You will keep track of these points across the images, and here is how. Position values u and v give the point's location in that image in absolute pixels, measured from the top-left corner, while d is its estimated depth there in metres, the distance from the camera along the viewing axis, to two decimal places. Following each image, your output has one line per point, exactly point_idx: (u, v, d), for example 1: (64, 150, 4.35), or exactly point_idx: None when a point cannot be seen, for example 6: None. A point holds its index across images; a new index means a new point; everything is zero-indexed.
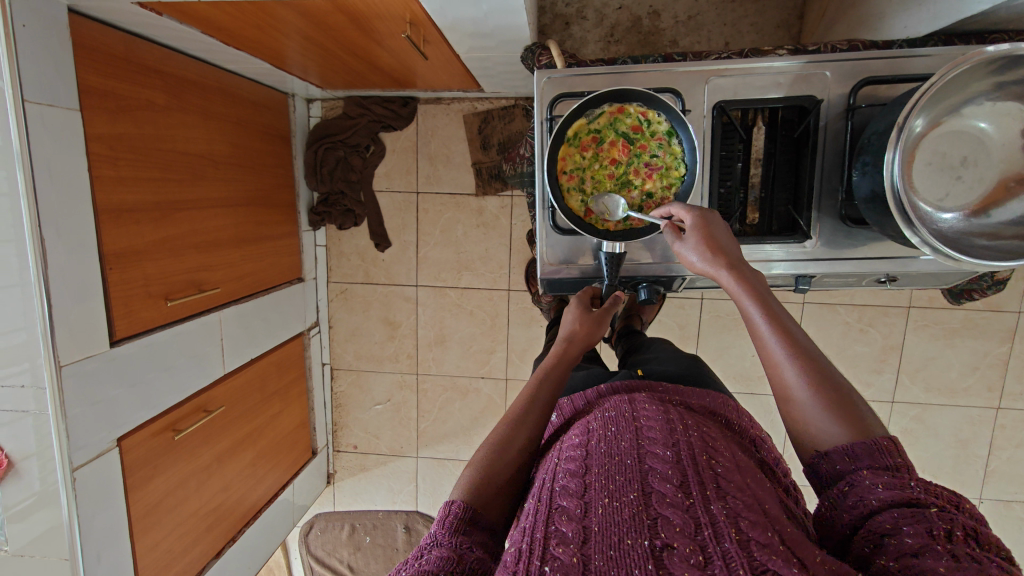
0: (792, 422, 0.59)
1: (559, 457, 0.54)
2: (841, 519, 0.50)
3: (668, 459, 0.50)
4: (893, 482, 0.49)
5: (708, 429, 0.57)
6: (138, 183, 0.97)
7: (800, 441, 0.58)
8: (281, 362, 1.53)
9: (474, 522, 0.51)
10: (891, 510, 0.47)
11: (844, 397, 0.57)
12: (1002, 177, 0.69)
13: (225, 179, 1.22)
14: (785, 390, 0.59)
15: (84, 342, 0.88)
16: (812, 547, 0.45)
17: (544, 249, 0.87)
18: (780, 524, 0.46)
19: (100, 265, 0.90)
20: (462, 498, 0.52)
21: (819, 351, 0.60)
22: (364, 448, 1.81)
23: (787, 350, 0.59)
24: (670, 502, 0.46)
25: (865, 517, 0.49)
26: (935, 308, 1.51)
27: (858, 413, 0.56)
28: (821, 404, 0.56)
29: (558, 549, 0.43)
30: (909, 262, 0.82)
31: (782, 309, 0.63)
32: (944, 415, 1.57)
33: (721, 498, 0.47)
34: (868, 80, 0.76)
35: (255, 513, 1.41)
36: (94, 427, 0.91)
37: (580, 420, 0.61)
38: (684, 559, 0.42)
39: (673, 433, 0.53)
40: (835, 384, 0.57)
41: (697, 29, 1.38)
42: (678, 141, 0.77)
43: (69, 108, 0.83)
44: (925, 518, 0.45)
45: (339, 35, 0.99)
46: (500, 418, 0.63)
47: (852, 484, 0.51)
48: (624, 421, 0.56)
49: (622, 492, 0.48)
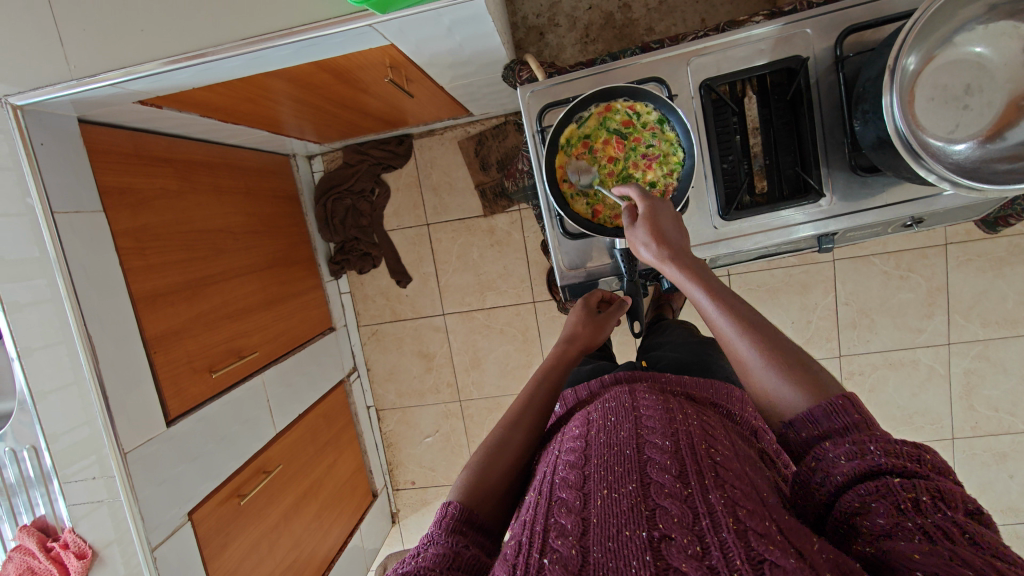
0: (756, 392, 0.60)
1: (562, 452, 0.58)
2: (813, 498, 0.49)
3: (667, 453, 0.52)
4: (854, 450, 0.48)
5: (708, 419, 0.60)
6: (166, 268, 1.02)
7: (768, 411, 0.59)
8: (328, 412, 1.56)
9: (469, 521, 0.54)
10: (857, 486, 0.46)
11: (800, 364, 0.57)
12: (1010, 98, 0.66)
13: (246, 248, 1.27)
14: (742, 363, 0.60)
15: (142, 425, 0.92)
16: (801, 530, 0.45)
17: (559, 256, 0.88)
18: (776, 513, 0.47)
19: (145, 351, 0.95)
20: (458, 500, 0.56)
21: (766, 322, 0.61)
22: (422, 482, 1.82)
23: (732, 325, 0.60)
24: (669, 493, 0.48)
25: (834, 493, 0.48)
26: (974, 241, 1.45)
27: (817, 377, 0.56)
28: (776, 375, 0.57)
29: (557, 541, 0.46)
30: (933, 201, 0.80)
31: (722, 286, 0.64)
32: (1008, 349, 1.50)
33: (720, 489, 0.48)
34: (852, 28, 0.75)
35: (329, 563, 1.43)
36: (165, 505, 0.95)
37: (582, 411, 0.64)
38: (683, 550, 0.43)
39: (670, 425, 0.56)
40: (786, 353, 0.57)
41: (670, 13, 1.38)
42: (671, 127, 0.77)
43: (94, 211, 0.88)
44: (889, 491, 0.44)
45: (327, 92, 1.03)
46: (497, 421, 0.67)
47: (818, 459, 0.50)
48: (625, 411, 0.59)
49: (621, 483, 0.49)
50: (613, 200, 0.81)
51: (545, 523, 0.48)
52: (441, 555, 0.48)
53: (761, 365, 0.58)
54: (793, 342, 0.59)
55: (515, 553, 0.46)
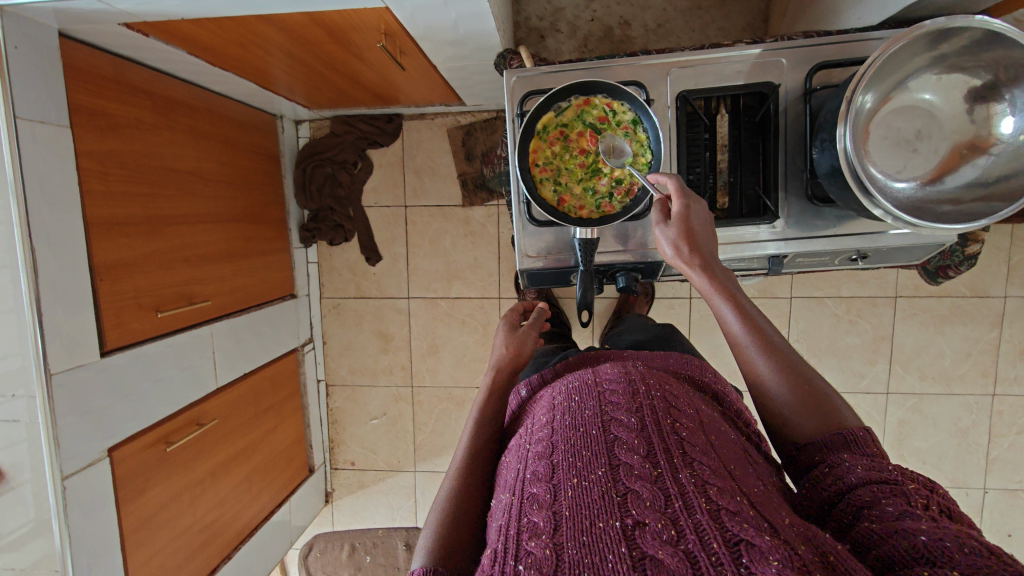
0: (771, 415, 0.64)
1: (531, 443, 0.59)
2: (819, 493, 0.55)
3: (633, 434, 0.55)
4: (871, 465, 0.54)
5: (670, 387, 0.64)
6: (127, 198, 0.99)
7: (780, 432, 0.64)
8: (275, 378, 1.53)
9: None
10: (869, 486, 0.52)
11: (815, 391, 0.63)
12: (954, 146, 0.71)
13: (215, 196, 1.26)
14: (761, 386, 0.65)
15: (75, 351, 0.89)
16: (772, 505, 0.51)
17: (523, 241, 0.90)
18: (745, 488, 0.52)
19: (90, 276, 0.92)
20: (426, 564, 0.57)
21: (789, 346, 0.66)
22: (362, 464, 1.80)
23: (761, 349, 0.65)
24: (638, 475, 0.51)
25: (844, 492, 0.53)
26: (921, 297, 1.53)
27: (832, 404, 0.62)
28: (795, 398, 0.62)
29: (531, 543, 0.47)
30: (878, 237, 0.84)
31: (755, 311, 0.68)
32: (941, 405, 1.56)
33: (688, 468, 0.51)
34: (822, 64, 0.80)
35: (251, 531, 1.40)
36: (85, 437, 0.91)
37: (549, 395, 0.67)
38: (657, 535, 0.46)
39: (634, 400, 0.59)
40: (805, 379, 0.63)
41: (667, 36, 1.43)
42: (643, 129, 0.80)
43: (59, 125, 0.86)
44: (902, 492, 0.50)
45: (321, 51, 1.04)
46: (447, 476, 0.69)
47: (832, 466, 0.56)
48: (588, 391, 0.63)
49: (591, 471, 0.52)
50: (579, 191, 0.83)
51: (519, 526, 0.49)
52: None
53: (781, 386, 0.63)
54: (819, 376, 0.64)
55: (492, 562, 0.47)
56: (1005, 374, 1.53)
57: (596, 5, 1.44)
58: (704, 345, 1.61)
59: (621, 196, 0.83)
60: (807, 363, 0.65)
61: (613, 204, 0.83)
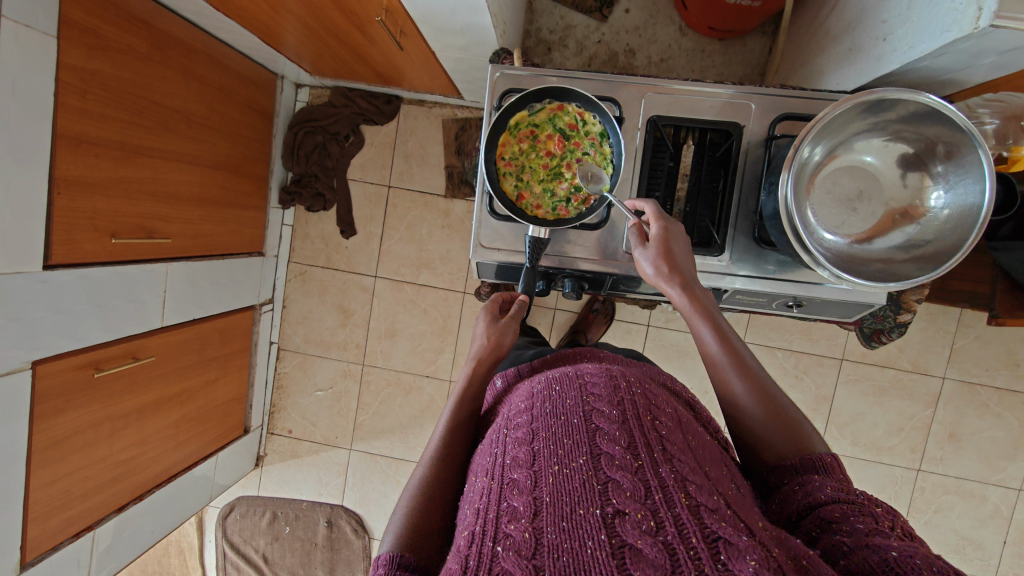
0: (743, 436, 0.66)
1: (510, 429, 0.61)
2: (789, 508, 0.57)
3: (615, 425, 0.57)
4: (841, 487, 0.56)
5: (650, 387, 0.66)
6: (102, 119, 1.00)
7: (749, 452, 0.66)
8: (226, 330, 1.52)
9: (405, 565, 0.57)
10: (839, 503, 0.54)
11: (788, 414, 0.64)
12: (889, 211, 0.75)
13: (198, 139, 1.26)
14: (736, 404, 0.66)
15: (18, 258, 0.89)
16: (748, 508, 0.53)
17: (481, 231, 0.94)
18: (721, 488, 0.54)
19: (49, 187, 0.92)
20: (393, 550, 0.58)
21: (765, 371, 0.68)
22: (298, 434, 1.78)
23: (736, 369, 0.67)
24: (620, 465, 0.53)
25: (813, 507, 0.55)
26: (865, 364, 1.58)
27: (803, 428, 0.64)
28: (767, 421, 0.64)
29: (510, 526, 0.49)
30: (813, 288, 0.88)
31: (732, 333, 0.70)
32: (869, 472, 1.60)
33: (669, 463, 0.54)
34: (786, 114, 0.84)
35: (168, 477, 1.38)
36: (11, 345, 0.91)
37: (529, 385, 0.69)
38: (636, 526, 0.48)
39: (615, 393, 0.61)
40: (778, 402, 0.65)
41: (668, 72, 1.49)
42: (609, 143, 0.83)
43: (46, 33, 0.86)
44: (871, 513, 0.52)
45: (325, 17, 1.07)
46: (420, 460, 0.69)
47: (803, 484, 0.57)
48: (570, 381, 0.64)
49: (572, 458, 0.54)
50: (539, 191, 0.86)
51: (498, 510, 0.51)
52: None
53: (756, 406, 0.65)
54: (787, 400, 0.66)
55: (469, 543, 0.49)
56: (932, 453, 1.57)
57: (606, 30, 1.49)
58: None
59: (580, 202, 0.86)
60: (781, 388, 0.67)
61: (569, 209, 0.86)
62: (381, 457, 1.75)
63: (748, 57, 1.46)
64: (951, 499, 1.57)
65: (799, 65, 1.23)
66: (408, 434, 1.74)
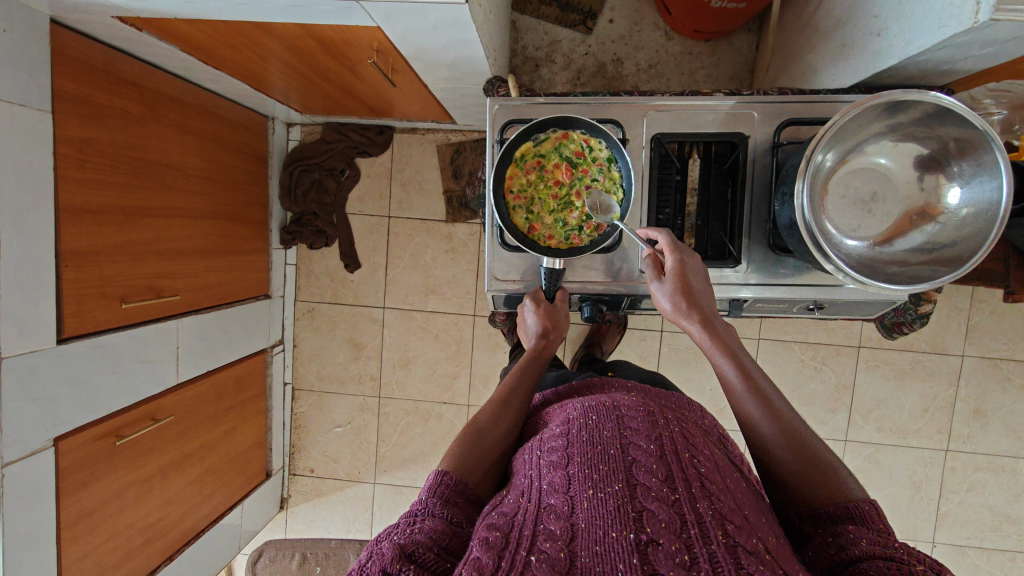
0: (769, 473, 0.66)
1: (544, 452, 0.60)
2: (824, 563, 0.55)
3: (652, 457, 0.56)
4: (878, 540, 0.54)
5: (688, 427, 0.65)
6: (101, 187, 0.99)
7: (777, 491, 0.65)
8: (240, 378, 1.51)
9: (460, 496, 0.60)
10: (875, 561, 0.51)
11: (817, 454, 0.63)
12: (905, 211, 0.74)
13: (196, 192, 1.26)
14: (761, 441, 0.66)
15: (31, 337, 0.88)
16: (787, 556, 0.51)
17: (493, 264, 0.93)
18: (761, 531, 0.52)
19: (56, 262, 0.91)
20: (451, 472, 0.62)
21: (790, 408, 0.67)
22: (321, 472, 1.77)
23: (760, 405, 0.67)
24: (656, 496, 0.52)
25: (848, 563, 0.53)
26: (883, 349, 1.57)
27: (836, 471, 0.62)
28: (795, 458, 0.63)
29: (545, 543, 0.48)
30: (834, 291, 0.88)
31: (754, 369, 0.70)
32: (897, 457, 1.59)
33: (707, 499, 0.52)
34: (790, 120, 0.83)
35: (196, 533, 1.36)
36: (31, 425, 0.90)
37: (563, 413, 0.68)
38: (670, 557, 0.47)
39: (653, 428, 0.60)
40: (805, 440, 0.65)
41: (658, 77, 1.48)
42: (617, 167, 0.83)
43: (40, 109, 0.86)
44: (909, 573, 0.49)
45: (315, 61, 1.06)
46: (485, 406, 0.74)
47: (839, 536, 0.56)
48: (606, 411, 0.63)
49: (607, 484, 0.53)
50: (550, 221, 0.86)
51: (533, 527, 0.50)
52: (437, 531, 0.53)
53: (783, 446, 0.64)
54: (817, 438, 0.65)
55: (501, 544, 0.48)
56: (959, 432, 1.56)
57: (592, 41, 1.49)
58: (671, 378, 1.63)
59: (592, 230, 0.86)
60: (810, 429, 0.66)
61: (582, 237, 0.87)
62: (406, 487, 1.74)
63: (737, 56, 1.46)
64: (982, 476, 1.56)
65: (791, 61, 1.23)
66: (431, 462, 1.73)
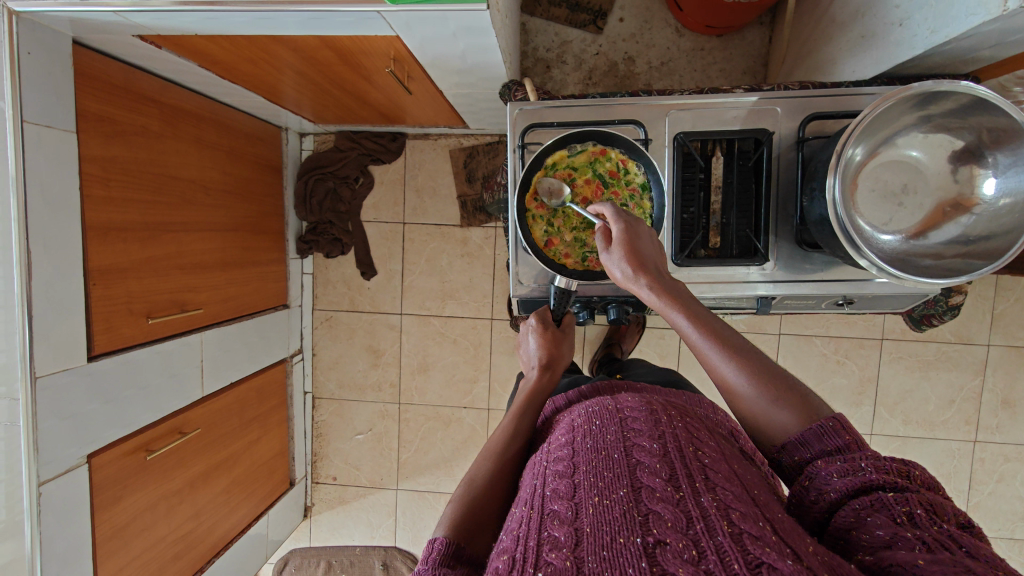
0: (746, 417, 0.63)
1: (550, 461, 0.60)
2: (809, 512, 0.54)
3: (655, 457, 0.55)
4: (845, 468, 0.53)
5: (692, 421, 0.63)
6: (126, 204, 1.00)
7: (759, 433, 0.62)
8: (262, 388, 1.52)
9: (457, 555, 0.56)
10: (852, 502, 0.50)
11: (785, 383, 0.61)
12: (938, 203, 0.74)
13: (216, 206, 1.26)
14: (729, 388, 0.63)
15: (63, 355, 0.89)
16: (795, 531, 0.49)
17: (518, 268, 0.94)
18: (768, 515, 0.51)
19: (85, 281, 0.92)
20: (445, 536, 0.58)
21: (749, 343, 0.64)
22: (344, 479, 1.78)
23: (719, 350, 0.63)
24: (661, 497, 0.51)
25: (828, 511, 0.52)
26: (907, 341, 1.55)
27: (803, 394, 0.61)
28: (762, 397, 0.61)
29: (550, 554, 0.47)
30: (864, 284, 0.87)
31: (708, 314, 0.66)
32: (925, 450, 1.57)
33: (711, 492, 0.51)
34: (814, 115, 0.83)
35: (225, 544, 1.37)
36: (65, 442, 0.91)
37: (568, 419, 0.67)
38: (678, 555, 0.46)
39: (655, 427, 0.59)
40: (769, 374, 0.62)
41: (670, 74, 1.47)
42: (649, 197, 0.86)
43: (66, 129, 0.87)
44: (884, 506, 0.48)
45: (330, 72, 1.06)
46: (480, 455, 0.72)
47: (810, 478, 0.54)
48: (608, 414, 0.63)
49: (612, 489, 0.52)
50: (569, 238, 0.89)
51: (538, 538, 0.49)
52: None
53: (751, 388, 0.61)
54: (780, 368, 0.63)
55: (510, 567, 0.47)
56: (987, 423, 1.54)
57: (602, 40, 1.49)
58: (692, 376, 1.62)
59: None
60: (769, 357, 0.63)
61: (597, 261, 0.90)
62: (428, 493, 1.74)
63: (749, 50, 1.45)
64: (1014, 467, 1.54)
65: (807, 54, 1.22)
66: (453, 467, 1.73)
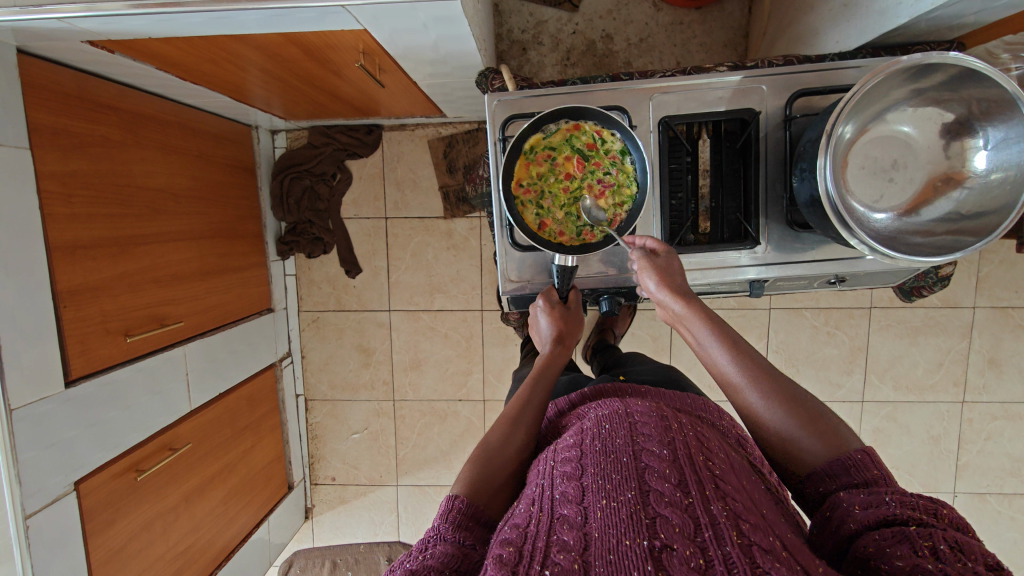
0: (769, 439, 0.64)
1: (558, 462, 0.58)
2: (828, 543, 0.54)
3: (665, 462, 0.54)
4: (870, 501, 0.53)
5: (702, 429, 0.62)
6: (92, 219, 0.95)
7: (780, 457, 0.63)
8: (252, 395, 1.49)
9: (474, 518, 0.57)
10: (873, 533, 0.50)
11: (813, 411, 0.62)
12: (929, 178, 0.72)
13: (188, 213, 1.22)
14: (753, 412, 0.64)
15: (38, 383, 0.86)
16: (808, 553, 0.49)
17: (505, 266, 0.92)
18: (778, 530, 0.51)
19: (54, 304, 0.88)
20: (463, 495, 0.59)
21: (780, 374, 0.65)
22: (343, 479, 1.77)
23: (747, 375, 0.65)
24: (669, 502, 0.50)
25: (849, 540, 0.52)
26: (896, 309, 1.56)
27: (832, 428, 0.61)
28: (789, 423, 0.61)
29: (558, 555, 0.46)
30: (855, 263, 0.86)
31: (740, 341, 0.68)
32: (915, 413, 1.59)
33: (721, 501, 0.50)
34: (801, 91, 0.81)
35: (227, 554, 1.36)
36: (49, 472, 0.88)
37: (577, 422, 0.65)
38: (684, 562, 0.45)
39: (666, 432, 0.58)
40: (800, 403, 0.62)
41: (649, 50, 1.44)
42: (631, 159, 0.84)
43: (18, 146, 0.82)
44: (906, 538, 0.48)
45: (298, 69, 1.01)
46: (498, 418, 0.72)
47: (834, 508, 0.55)
48: (618, 418, 0.61)
49: (619, 492, 0.51)
50: (561, 217, 0.87)
51: (545, 539, 0.48)
52: (448, 554, 0.50)
53: (774, 413, 0.62)
54: (812, 400, 0.64)
55: (515, 560, 0.46)
56: (974, 383, 1.57)
57: (578, 19, 1.44)
58: (685, 356, 1.62)
59: (606, 225, 0.87)
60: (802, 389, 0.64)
61: (595, 233, 0.88)
62: (429, 487, 1.74)
63: (728, 22, 1.42)
64: (1001, 424, 1.57)
65: (788, 24, 1.19)
66: (452, 460, 1.73)
